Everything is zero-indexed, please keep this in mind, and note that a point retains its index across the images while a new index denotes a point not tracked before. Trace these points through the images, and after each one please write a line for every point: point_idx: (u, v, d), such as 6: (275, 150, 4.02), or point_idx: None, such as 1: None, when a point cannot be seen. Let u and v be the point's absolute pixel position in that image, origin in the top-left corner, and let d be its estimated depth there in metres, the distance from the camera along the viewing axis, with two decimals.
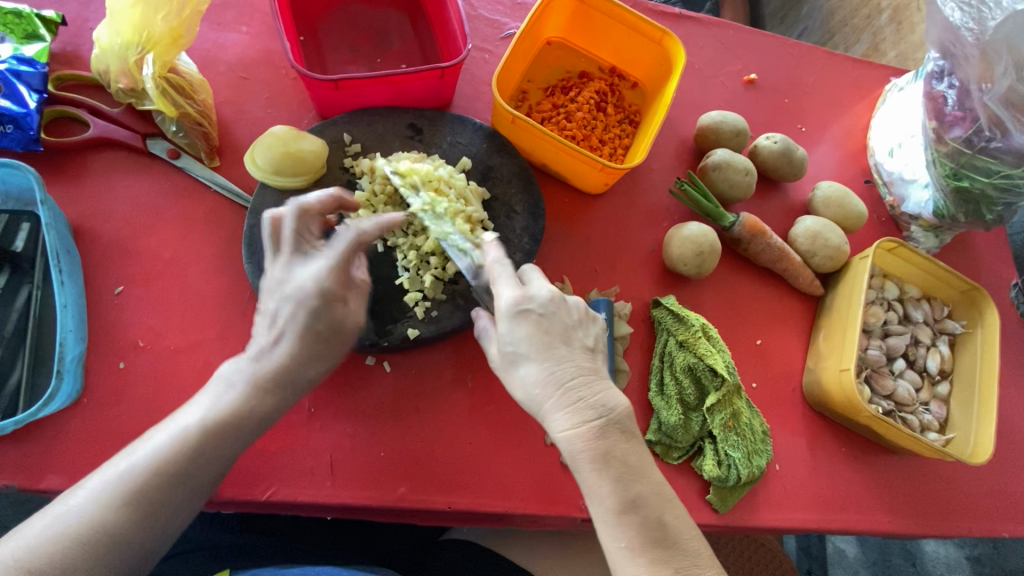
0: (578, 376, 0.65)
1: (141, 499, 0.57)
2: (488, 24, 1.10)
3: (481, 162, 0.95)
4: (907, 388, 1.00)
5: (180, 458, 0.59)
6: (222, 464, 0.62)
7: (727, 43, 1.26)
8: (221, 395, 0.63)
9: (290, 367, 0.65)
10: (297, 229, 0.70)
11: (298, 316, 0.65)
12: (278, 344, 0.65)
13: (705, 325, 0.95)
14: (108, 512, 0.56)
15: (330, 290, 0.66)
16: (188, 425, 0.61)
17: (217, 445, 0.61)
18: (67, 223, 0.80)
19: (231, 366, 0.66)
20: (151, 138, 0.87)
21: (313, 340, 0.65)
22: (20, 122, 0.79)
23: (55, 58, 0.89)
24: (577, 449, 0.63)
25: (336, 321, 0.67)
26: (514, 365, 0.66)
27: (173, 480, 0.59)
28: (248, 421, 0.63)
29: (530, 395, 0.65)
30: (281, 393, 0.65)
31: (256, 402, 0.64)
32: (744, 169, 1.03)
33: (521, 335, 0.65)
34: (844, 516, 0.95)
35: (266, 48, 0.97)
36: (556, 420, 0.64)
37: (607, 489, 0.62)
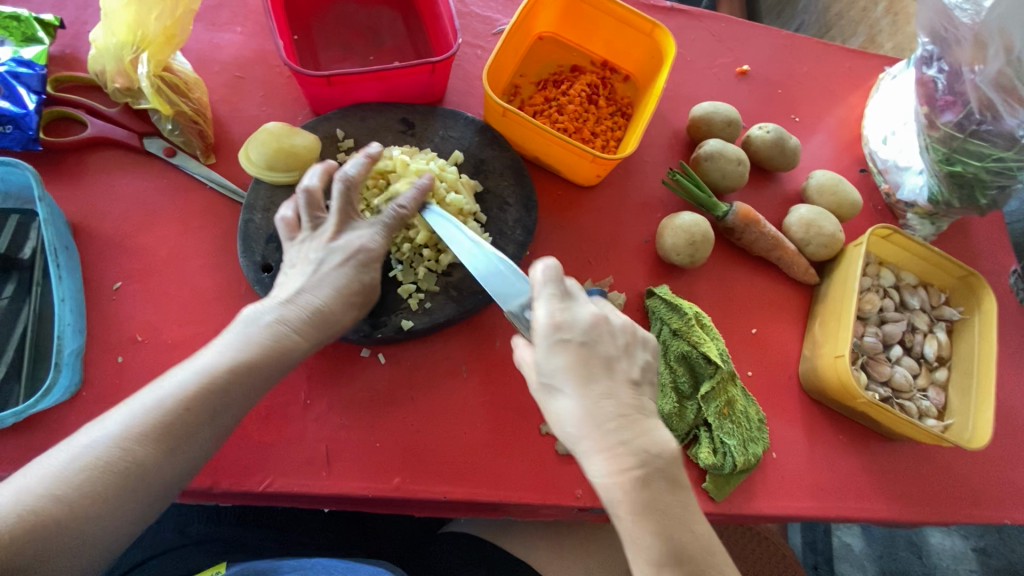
0: (625, 416, 0.61)
1: (166, 434, 0.57)
2: (480, 20, 1.11)
3: (473, 155, 0.96)
4: (904, 374, 0.99)
5: (210, 393, 0.60)
6: (245, 398, 0.63)
7: (719, 36, 1.26)
8: (251, 335, 0.64)
9: (327, 315, 0.69)
10: (345, 189, 0.74)
11: (343, 272, 0.71)
12: (319, 291, 0.69)
13: (698, 313, 0.95)
14: (137, 444, 0.56)
15: (369, 257, 0.73)
16: (217, 361, 0.62)
17: (243, 383, 0.62)
18: (65, 221, 0.81)
19: (255, 309, 0.67)
20: (147, 137, 0.88)
21: (353, 295, 0.71)
22: (19, 123, 0.81)
23: (54, 61, 0.91)
24: (621, 497, 0.59)
25: (367, 280, 0.73)
26: (551, 394, 0.63)
27: (205, 415, 0.60)
28: (278, 361, 0.65)
29: (571, 428, 0.61)
30: (311, 338, 0.68)
31: (287, 344, 0.66)
32: (736, 159, 1.03)
33: (561, 364, 0.61)
34: (843, 503, 0.94)
35: (260, 47, 0.99)
36: (600, 463, 0.60)
37: (646, 539, 0.59)
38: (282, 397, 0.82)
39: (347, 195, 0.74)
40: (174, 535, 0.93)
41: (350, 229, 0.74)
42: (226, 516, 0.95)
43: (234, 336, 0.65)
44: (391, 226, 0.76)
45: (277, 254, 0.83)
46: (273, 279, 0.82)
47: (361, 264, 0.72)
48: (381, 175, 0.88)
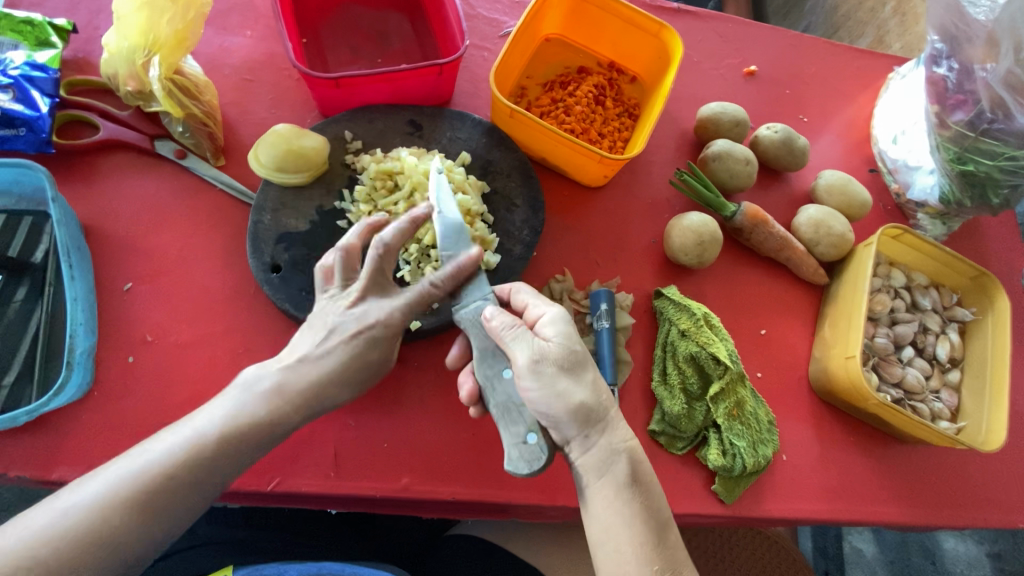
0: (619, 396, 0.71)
1: (143, 503, 0.57)
2: (487, 22, 1.12)
3: (480, 156, 0.96)
4: (916, 376, 0.98)
5: (183, 470, 0.59)
6: (223, 473, 0.61)
7: (726, 36, 1.26)
8: (244, 405, 0.63)
9: (320, 391, 0.66)
10: (376, 256, 0.68)
11: (348, 346, 0.67)
12: (322, 363, 0.66)
13: (707, 314, 0.94)
14: (116, 511, 0.56)
15: (381, 335, 0.68)
16: (203, 429, 0.61)
17: (221, 455, 0.61)
18: (77, 222, 0.82)
19: (256, 370, 0.66)
20: (158, 139, 0.89)
21: (357, 371, 0.68)
22: (32, 125, 0.82)
23: (67, 65, 0.92)
24: (634, 458, 0.67)
25: (378, 359, 0.69)
26: (574, 367, 0.66)
27: (180, 490, 0.59)
28: (260, 436, 0.63)
29: (595, 398, 0.66)
30: (303, 414, 0.66)
31: (276, 418, 0.64)
32: (744, 159, 1.02)
33: (579, 341, 0.69)
34: (854, 506, 0.93)
35: (270, 51, 0.99)
36: (618, 429, 0.67)
37: (654, 502, 0.66)
38: None
39: (379, 262, 0.69)
40: (185, 534, 0.94)
41: (371, 297, 0.69)
42: None
43: (222, 405, 0.63)
44: (418, 301, 0.69)
45: (286, 255, 0.84)
46: (282, 279, 0.82)
47: (372, 341, 0.68)
48: (390, 176, 0.89)
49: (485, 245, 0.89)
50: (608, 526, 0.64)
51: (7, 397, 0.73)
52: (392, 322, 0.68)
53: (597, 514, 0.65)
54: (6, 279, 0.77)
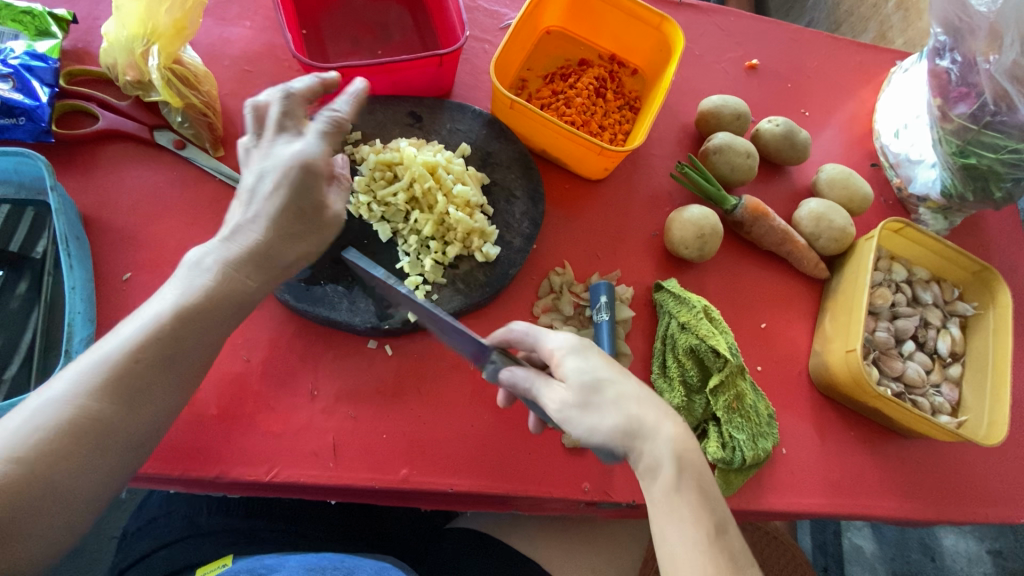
0: (652, 395, 0.66)
1: (122, 386, 0.55)
2: (487, 15, 1.11)
3: (480, 148, 0.96)
4: (917, 370, 0.98)
5: (155, 346, 0.57)
6: (200, 344, 0.60)
7: (728, 29, 1.25)
8: (199, 274, 0.60)
9: (272, 248, 0.64)
10: (281, 112, 0.68)
11: (280, 203, 0.64)
12: (257, 222, 0.63)
13: (707, 306, 0.94)
14: (92, 400, 0.54)
15: (308, 169, 0.64)
16: (161, 308, 0.58)
17: (194, 325, 0.59)
18: (77, 211, 0.82)
19: (199, 252, 0.62)
20: (158, 129, 0.89)
21: (295, 222, 0.65)
22: (32, 115, 0.82)
23: (67, 55, 0.92)
24: (682, 459, 0.62)
25: (310, 202, 0.66)
26: (597, 396, 0.63)
27: (154, 365, 0.57)
28: (227, 301, 0.61)
29: (625, 417, 0.62)
30: (269, 276, 0.65)
31: (234, 287, 0.62)
32: (745, 152, 1.02)
33: (598, 361, 0.65)
34: (854, 500, 0.93)
35: (270, 42, 0.99)
36: (657, 431, 0.62)
37: (713, 505, 0.62)
38: (290, 388, 0.82)
39: (285, 116, 0.68)
40: (184, 525, 0.93)
41: (285, 141, 0.67)
42: (234, 507, 0.96)
43: (174, 287, 0.60)
44: (325, 131, 0.68)
45: None
46: None
47: (298, 181, 0.64)
48: (389, 166, 0.89)
49: (484, 237, 0.89)
50: (670, 544, 0.61)
51: (7, 387, 0.73)
52: (311, 160, 0.65)
53: (657, 531, 0.62)
54: (7, 274, 0.77)
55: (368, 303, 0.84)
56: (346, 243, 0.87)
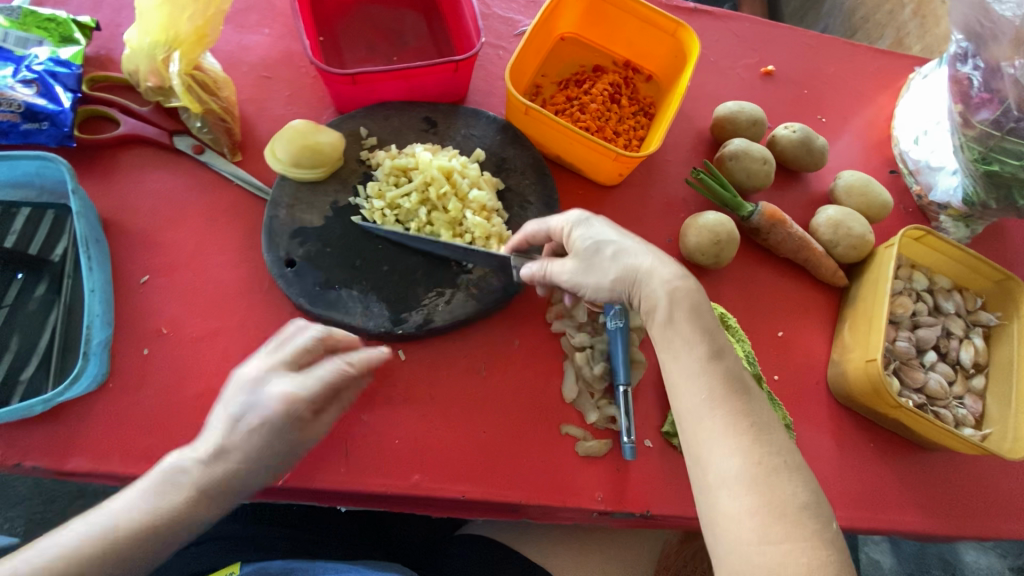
0: (652, 246, 0.69)
1: (91, 567, 0.57)
2: (502, 21, 1.12)
3: (494, 153, 0.96)
4: (940, 381, 0.95)
5: (103, 553, 0.57)
6: (166, 548, 0.61)
7: (743, 36, 1.25)
8: (162, 495, 0.61)
9: (236, 478, 0.64)
10: (295, 349, 0.69)
11: (260, 422, 0.63)
12: (231, 460, 0.63)
13: (723, 314, 0.93)
14: (61, 575, 0.56)
15: (294, 410, 0.64)
16: (117, 517, 0.59)
17: (166, 523, 0.60)
18: (97, 216, 0.83)
19: (174, 460, 0.63)
20: (177, 134, 0.90)
21: (262, 455, 0.64)
22: (54, 120, 0.83)
23: (90, 62, 0.93)
24: (675, 297, 0.64)
25: (284, 445, 0.65)
26: (595, 258, 0.69)
27: (100, 573, 0.57)
28: (180, 529, 0.62)
29: (619, 271, 0.67)
30: (221, 504, 0.64)
31: (189, 513, 0.62)
32: (762, 158, 1.01)
33: (598, 228, 0.71)
34: (875, 514, 0.91)
35: (288, 49, 1.00)
36: (649, 275, 0.66)
37: (701, 340, 0.63)
38: None
39: (297, 356, 0.68)
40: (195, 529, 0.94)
41: (274, 376, 0.66)
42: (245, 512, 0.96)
43: (137, 493, 0.61)
44: (327, 381, 0.66)
45: (300, 250, 0.84)
46: (297, 274, 0.83)
47: (278, 424, 0.64)
48: (404, 171, 0.90)
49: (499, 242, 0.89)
50: (675, 380, 0.64)
51: (25, 389, 0.74)
52: (293, 400, 0.64)
53: (662, 368, 0.66)
54: (25, 277, 0.78)
55: (383, 308, 0.84)
56: (360, 247, 0.86)
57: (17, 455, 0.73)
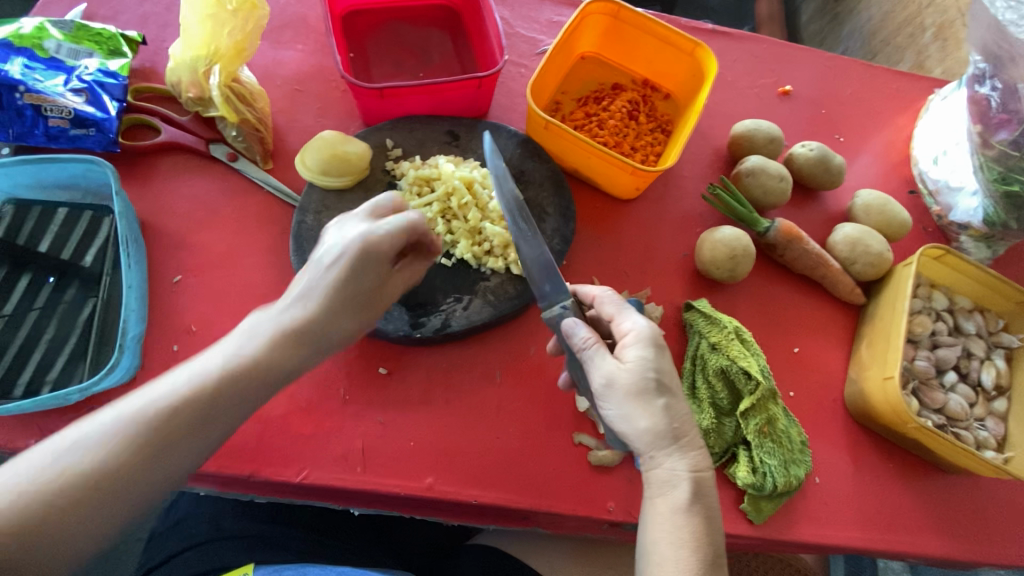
0: (693, 420, 0.70)
1: (152, 441, 0.55)
2: (525, 41, 1.16)
3: (515, 166, 0.99)
4: (960, 402, 0.94)
5: (184, 409, 0.56)
6: (233, 413, 0.59)
7: (761, 57, 1.27)
8: (237, 355, 0.60)
9: (314, 330, 0.64)
10: (371, 209, 0.71)
11: (343, 271, 0.65)
12: (311, 298, 0.65)
13: (738, 328, 0.93)
14: (120, 452, 0.53)
15: (373, 249, 0.65)
16: (200, 375, 0.58)
17: (234, 390, 0.59)
18: (136, 218, 0.87)
19: (257, 319, 0.64)
20: (213, 142, 0.95)
21: (347, 302, 0.66)
22: (101, 126, 0.88)
23: (135, 73, 0.99)
24: (695, 488, 0.68)
25: (364, 285, 0.67)
26: (650, 393, 0.67)
27: (175, 436, 0.56)
28: (261, 379, 0.61)
29: (663, 424, 0.67)
30: (303, 352, 0.64)
31: (273, 363, 0.62)
32: (778, 175, 1.02)
33: (664, 365, 0.69)
34: (893, 536, 0.89)
35: (319, 64, 1.05)
36: (683, 454, 0.68)
37: (700, 536, 0.66)
38: (322, 392, 0.84)
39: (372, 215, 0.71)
40: (211, 528, 0.94)
41: (359, 220, 0.69)
42: (259, 513, 0.96)
43: (222, 351, 0.61)
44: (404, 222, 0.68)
45: None
46: None
47: (362, 265, 0.65)
48: (427, 182, 0.92)
49: None
50: (656, 558, 0.66)
51: (54, 380, 0.77)
52: (376, 241, 0.65)
53: (650, 537, 0.68)
54: (57, 281, 0.82)
55: (403, 312, 0.86)
56: None
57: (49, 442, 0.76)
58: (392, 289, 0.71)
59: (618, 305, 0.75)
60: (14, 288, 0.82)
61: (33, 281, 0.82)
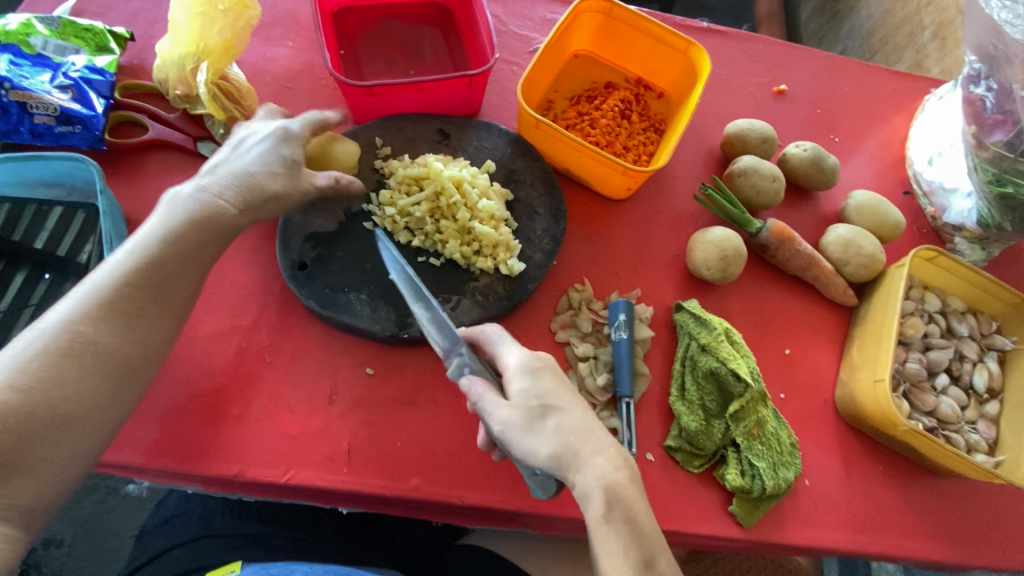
0: (595, 427, 0.67)
1: (117, 304, 0.65)
2: (518, 38, 1.15)
3: (505, 165, 0.98)
4: (951, 405, 0.94)
5: (144, 268, 0.67)
6: (184, 266, 0.70)
7: (756, 56, 1.26)
8: (179, 217, 0.70)
9: (253, 187, 0.74)
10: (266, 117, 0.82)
11: (262, 143, 0.77)
12: (238, 166, 0.74)
13: (729, 329, 0.92)
14: (86, 325, 0.62)
15: (290, 134, 0.79)
16: (149, 238, 0.68)
17: (179, 251, 0.69)
18: (122, 216, 0.87)
19: (181, 191, 0.72)
20: (201, 140, 0.94)
21: (278, 163, 0.76)
22: (87, 124, 0.87)
23: (123, 70, 0.98)
24: (612, 496, 0.63)
25: (289, 157, 0.77)
26: (538, 420, 0.66)
27: (146, 287, 0.67)
28: (207, 233, 0.71)
29: (558, 447, 0.64)
30: (242, 213, 0.74)
31: (214, 212, 0.71)
32: (771, 176, 1.02)
33: (545, 387, 0.67)
34: (882, 539, 0.88)
35: (310, 62, 1.04)
36: (590, 467, 0.64)
37: (627, 544, 0.63)
38: (309, 393, 0.83)
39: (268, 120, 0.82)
40: (198, 526, 0.92)
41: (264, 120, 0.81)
42: (247, 511, 0.94)
43: (159, 217, 0.70)
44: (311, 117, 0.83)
45: (313, 253, 0.87)
46: (309, 276, 0.85)
47: (278, 139, 0.77)
48: (416, 180, 0.92)
49: (507, 250, 0.90)
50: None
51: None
52: (290, 126, 0.79)
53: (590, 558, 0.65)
54: (53, 277, 0.83)
55: (390, 312, 0.85)
56: (369, 252, 0.88)
57: None
58: (318, 179, 0.81)
59: (499, 338, 0.72)
60: (8, 286, 0.82)
61: (28, 278, 0.83)
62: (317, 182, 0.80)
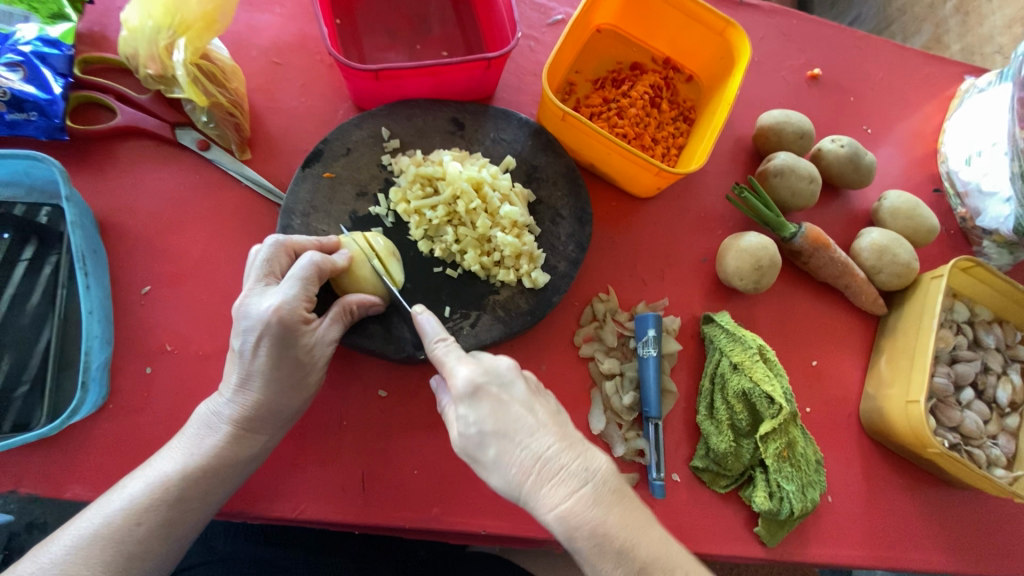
0: (545, 450, 0.54)
1: (122, 553, 0.57)
2: (535, 8, 1.02)
3: (526, 161, 0.89)
4: (976, 420, 0.92)
5: (161, 506, 0.60)
6: (211, 503, 0.64)
7: (790, 35, 1.16)
8: (200, 439, 0.64)
9: (272, 406, 0.66)
10: (266, 263, 0.67)
11: (262, 351, 0.63)
12: (254, 382, 0.65)
13: (762, 346, 0.87)
14: (86, 569, 0.55)
15: (289, 327, 0.63)
16: (169, 471, 0.62)
17: (200, 490, 0.63)
18: (93, 220, 0.76)
19: (211, 407, 0.66)
20: (180, 127, 0.82)
21: (289, 372, 0.66)
22: (44, 110, 0.75)
23: (81, 39, 0.84)
24: (573, 529, 0.53)
25: (301, 353, 0.66)
26: (479, 450, 0.57)
27: (155, 530, 0.59)
28: (234, 464, 0.65)
29: (502, 479, 0.55)
30: (262, 433, 0.67)
31: (242, 446, 0.65)
32: (808, 176, 0.94)
33: (479, 414, 0.56)
34: (901, 553, 0.88)
35: (301, 31, 0.91)
36: (539, 501, 0.53)
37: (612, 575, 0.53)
38: (318, 418, 0.77)
39: (267, 271, 0.67)
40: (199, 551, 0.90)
41: (265, 287, 0.66)
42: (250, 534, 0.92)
43: (182, 446, 0.64)
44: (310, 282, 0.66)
45: None
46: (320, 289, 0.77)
47: (279, 341, 0.63)
48: (429, 180, 0.82)
49: (531, 260, 0.83)
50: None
51: None
52: (287, 312, 0.63)
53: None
54: (13, 237, 0.73)
55: (405, 331, 0.78)
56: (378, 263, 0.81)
57: (12, 481, 0.68)
58: (323, 346, 0.68)
59: (447, 347, 0.62)
60: None
61: None
62: (324, 350, 0.69)
